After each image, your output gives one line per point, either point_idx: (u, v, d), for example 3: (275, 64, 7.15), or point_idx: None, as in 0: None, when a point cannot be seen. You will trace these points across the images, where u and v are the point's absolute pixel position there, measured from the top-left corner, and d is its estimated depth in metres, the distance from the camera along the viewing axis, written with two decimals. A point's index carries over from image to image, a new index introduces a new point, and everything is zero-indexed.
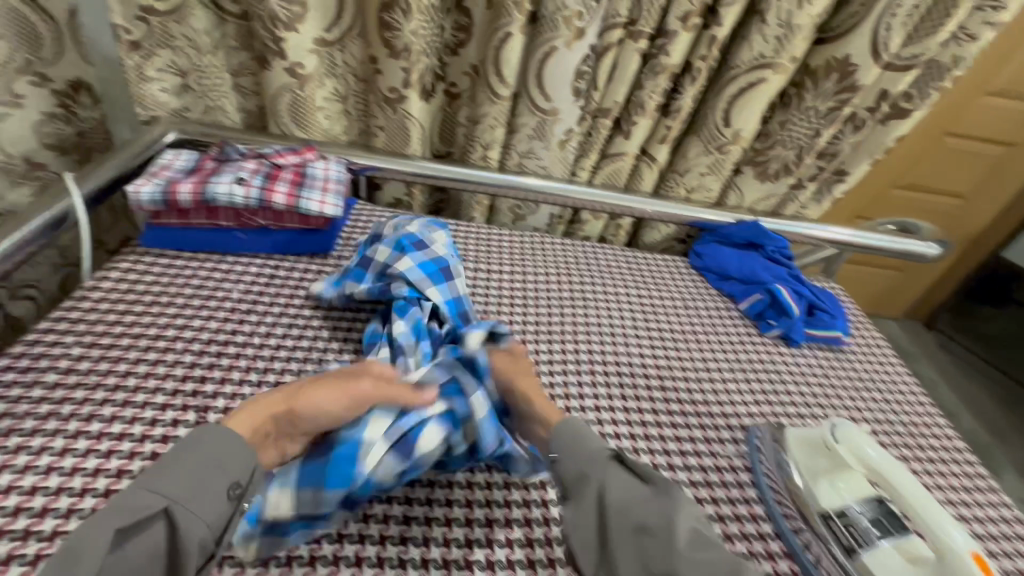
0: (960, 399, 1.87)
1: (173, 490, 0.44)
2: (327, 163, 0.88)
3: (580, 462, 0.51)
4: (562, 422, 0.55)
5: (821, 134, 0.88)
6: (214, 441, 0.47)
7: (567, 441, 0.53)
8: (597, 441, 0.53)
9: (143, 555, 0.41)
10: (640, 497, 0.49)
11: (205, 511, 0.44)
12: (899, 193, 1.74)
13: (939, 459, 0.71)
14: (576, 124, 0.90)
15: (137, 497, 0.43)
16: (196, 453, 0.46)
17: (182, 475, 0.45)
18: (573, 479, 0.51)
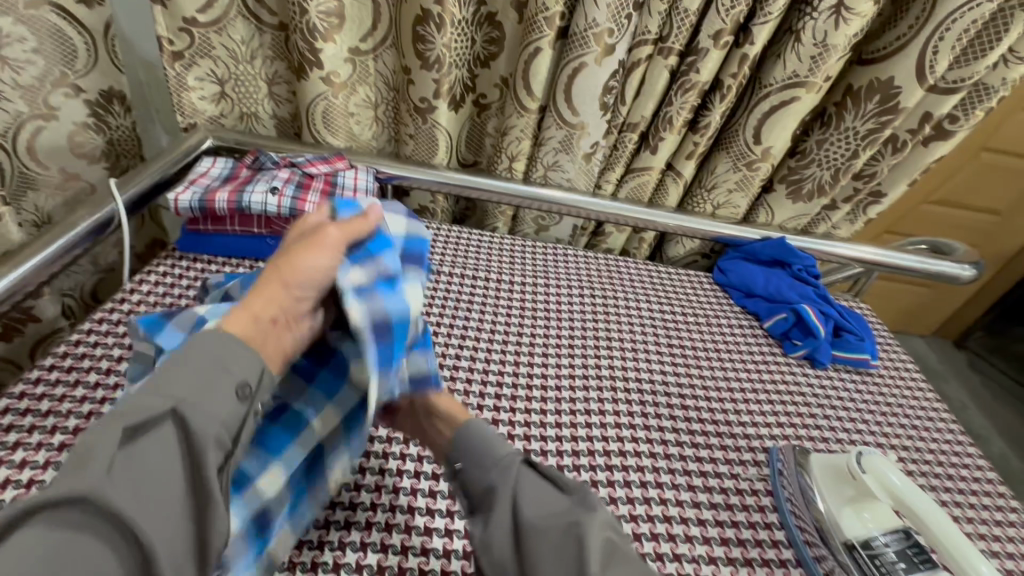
0: (991, 422, 1.81)
1: (180, 391, 0.39)
2: (357, 173, 0.90)
3: (487, 470, 0.48)
4: (464, 425, 0.51)
5: (859, 155, 0.86)
6: (217, 344, 0.42)
7: (467, 446, 0.50)
8: (503, 445, 0.50)
9: (156, 456, 0.36)
10: (555, 509, 0.45)
11: (218, 412, 0.39)
12: (931, 208, 1.70)
13: (969, 489, 0.69)
14: (603, 138, 0.91)
15: (144, 400, 0.38)
16: (194, 357, 0.41)
17: (188, 378, 0.40)
18: (478, 490, 0.48)
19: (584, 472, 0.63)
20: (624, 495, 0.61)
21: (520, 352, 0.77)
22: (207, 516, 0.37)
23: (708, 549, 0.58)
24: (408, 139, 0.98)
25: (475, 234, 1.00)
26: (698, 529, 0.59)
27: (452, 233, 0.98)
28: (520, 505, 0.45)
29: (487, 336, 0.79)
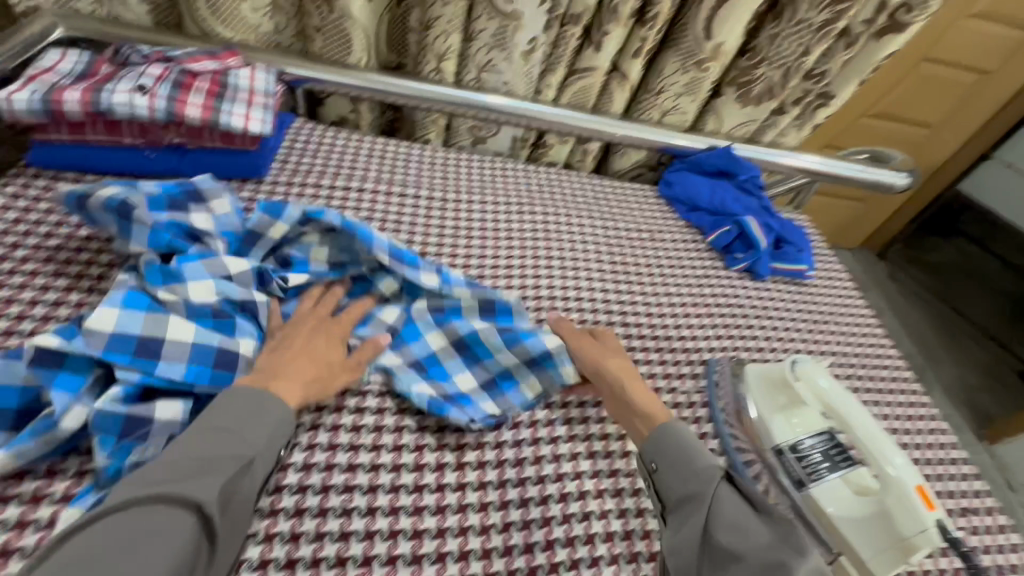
0: (902, 325, 1.98)
1: (251, 441, 0.45)
2: (253, 71, 0.75)
3: (688, 479, 0.49)
4: (671, 428, 0.52)
5: (810, 52, 0.81)
6: (277, 406, 0.47)
7: (667, 446, 0.51)
8: (701, 456, 0.50)
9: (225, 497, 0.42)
10: (750, 535, 0.44)
11: (271, 465, 0.46)
12: (872, 121, 1.71)
13: (886, 389, 0.73)
14: (542, 33, 0.80)
15: (200, 441, 0.43)
16: (265, 412, 0.47)
17: (243, 427, 0.45)
18: (681, 498, 0.48)
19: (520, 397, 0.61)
20: (561, 416, 0.61)
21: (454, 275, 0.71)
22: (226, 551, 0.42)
23: None
24: (314, 33, 0.82)
25: (403, 145, 0.89)
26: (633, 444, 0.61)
27: (376, 145, 0.87)
28: (718, 525, 0.45)
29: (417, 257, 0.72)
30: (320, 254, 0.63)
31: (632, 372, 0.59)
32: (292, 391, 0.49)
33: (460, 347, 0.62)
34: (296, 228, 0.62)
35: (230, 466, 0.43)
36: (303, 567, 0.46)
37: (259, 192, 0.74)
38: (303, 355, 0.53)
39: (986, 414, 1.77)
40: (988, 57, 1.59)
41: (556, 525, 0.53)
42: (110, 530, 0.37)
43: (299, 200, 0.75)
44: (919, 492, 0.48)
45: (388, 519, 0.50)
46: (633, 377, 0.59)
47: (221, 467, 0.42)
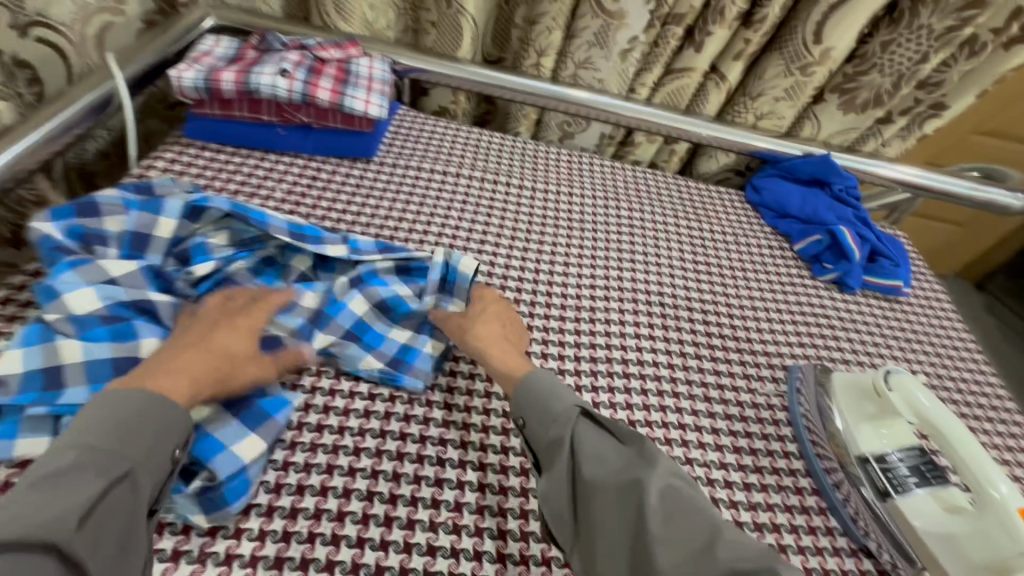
0: (998, 362, 1.82)
1: (127, 453, 0.40)
2: (372, 61, 0.82)
3: (550, 424, 0.49)
4: (526, 379, 0.52)
5: (928, 60, 0.78)
6: (156, 403, 0.43)
7: (530, 398, 0.51)
8: (565, 397, 0.50)
9: (110, 516, 0.37)
10: (613, 463, 0.46)
11: (158, 476, 0.41)
12: (984, 139, 1.58)
13: (985, 416, 0.69)
14: (643, 32, 0.82)
15: (60, 459, 0.38)
16: (136, 413, 0.42)
17: (118, 430, 0.41)
18: (546, 443, 0.49)
19: (602, 377, 0.63)
20: (639, 401, 0.62)
21: (543, 262, 0.75)
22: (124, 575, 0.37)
23: (720, 456, 0.58)
24: (429, 26, 0.89)
25: (497, 136, 0.94)
26: (711, 437, 0.60)
27: (472, 135, 0.93)
28: (580, 462, 0.47)
29: (507, 241, 0.77)
30: (219, 240, 0.62)
31: (509, 339, 0.60)
32: (180, 386, 0.45)
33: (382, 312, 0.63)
34: (184, 223, 0.61)
35: (95, 486, 0.37)
36: (402, 504, 0.51)
37: (368, 171, 0.80)
38: (203, 347, 0.49)
39: None
40: None
41: None
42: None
43: (403, 181, 0.81)
44: (1021, 514, 0.46)
45: (476, 473, 0.54)
46: (512, 351, 0.58)
47: (86, 485, 0.37)
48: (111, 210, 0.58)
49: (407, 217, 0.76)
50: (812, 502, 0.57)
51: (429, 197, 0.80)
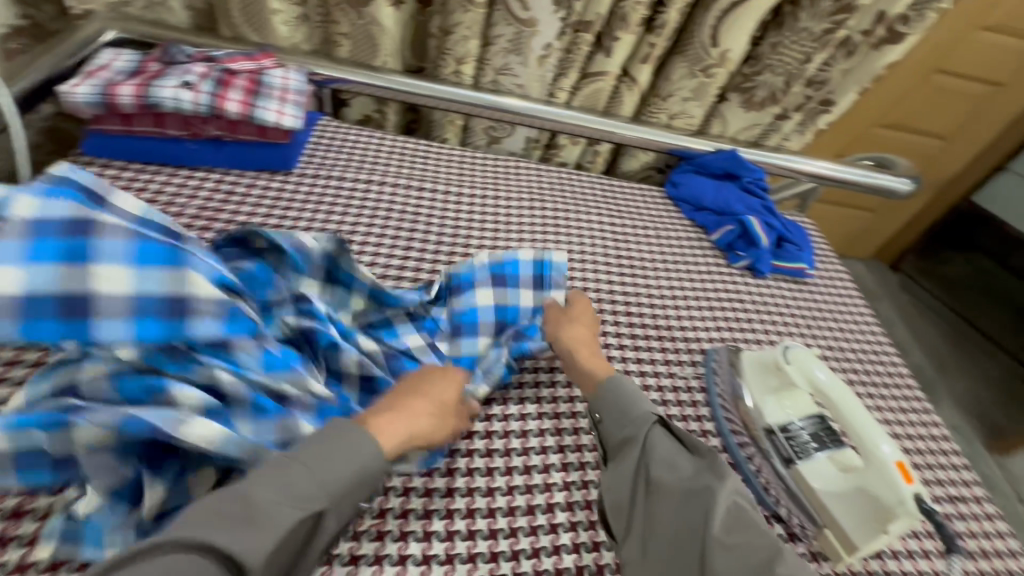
0: (912, 335, 1.98)
1: (324, 496, 0.44)
2: (286, 71, 0.81)
3: (625, 425, 0.55)
4: (610, 379, 0.58)
5: (812, 59, 0.85)
6: (369, 451, 0.46)
7: (612, 399, 0.56)
8: (641, 404, 0.56)
9: (288, 543, 0.43)
10: (683, 469, 0.51)
11: (336, 518, 0.46)
12: (882, 131, 1.73)
13: (881, 382, 0.75)
14: (556, 39, 0.85)
15: (279, 480, 0.43)
16: (353, 455, 0.46)
17: (325, 470, 0.44)
18: (618, 442, 0.55)
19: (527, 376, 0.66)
20: (564, 395, 0.66)
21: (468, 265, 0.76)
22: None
23: None
24: (341, 39, 0.88)
25: (423, 144, 0.94)
26: None
27: (398, 144, 0.93)
28: (651, 463, 0.52)
29: (433, 248, 0.78)
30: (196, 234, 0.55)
31: (586, 327, 0.66)
32: (390, 435, 0.49)
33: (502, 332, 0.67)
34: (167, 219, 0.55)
35: (295, 517, 0.42)
36: None
37: (287, 182, 0.79)
38: (417, 395, 0.53)
39: (995, 425, 1.76)
40: (1000, 70, 1.60)
41: (556, 491, 0.58)
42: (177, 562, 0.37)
43: (325, 192, 0.80)
44: (898, 468, 0.50)
45: (402, 479, 0.56)
46: (590, 342, 0.64)
47: (282, 519, 0.41)
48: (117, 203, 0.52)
49: (329, 228, 0.75)
50: None
51: (353, 207, 0.79)
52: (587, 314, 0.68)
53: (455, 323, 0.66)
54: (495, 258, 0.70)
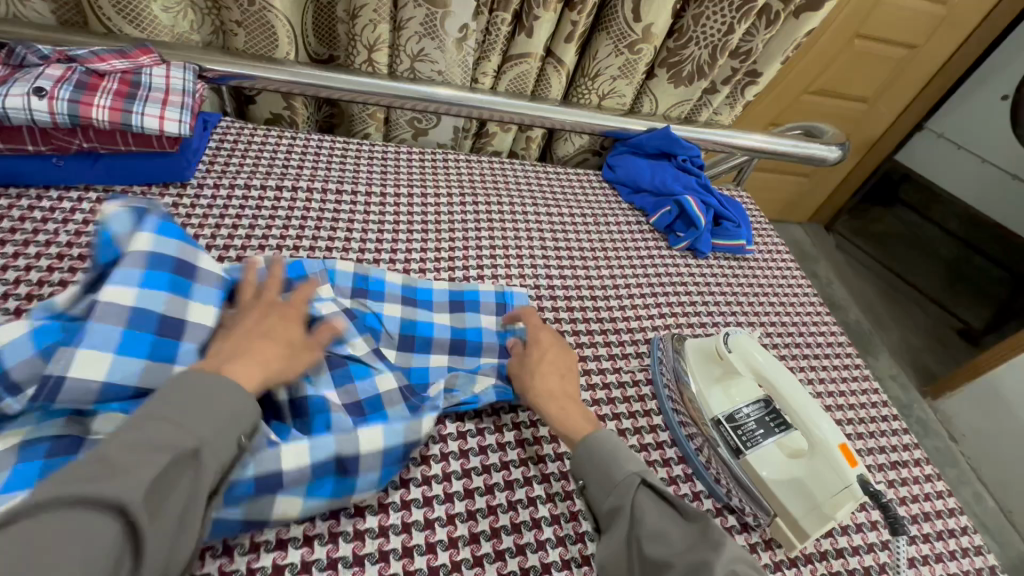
0: (849, 293, 2.07)
1: (193, 430, 0.38)
2: (168, 69, 0.71)
3: (609, 493, 0.48)
4: (586, 438, 0.51)
5: (734, 30, 0.82)
6: (231, 387, 0.42)
7: (590, 461, 0.50)
8: (622, 465, 0.48)
9: (174, 489, 0.36)
10: (672, 535, 0.43)
11: (222, 458, 0.39)
12: (810, 98, 1.76)
13: (822, 354, 0.76)
14: (472, 19, 0.78)
15: (137, 431, 0.36)
16: (204, 395, 0.40)
17: (188, 412, 0.39)
18: (606, 513, 0.47)
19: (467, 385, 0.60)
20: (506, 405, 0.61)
21: (395, 271, 0.70)
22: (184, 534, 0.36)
23: None
24: (235, 27, 0.79)
25: (339, 141, 0.86)
26: None
27: (311, 143, 0.85)
28: (641, 539, 0.44)
29: (355, 255, 0.71)
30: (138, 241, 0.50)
31: (565, 367, 0.59)
32: (247, 374, 0.44)
33: (458, 351, 0.63)
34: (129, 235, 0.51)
35: (164, 457, 0.36)
36: None
37: (184, 196, 0.71)
38: (261, 334, 0.48)
39: (928, 370, 1.88)
40: (913, 33, 1.67)
41: (502, 512, 0.53)
42: (43, 528, 0.30)
43: (228, 204, 0.72)
44: (842, 451, 0.50)
45: (326, 523, 0.49)
46: (570, 396, 0.57)
47: (160, 455, 0.35)
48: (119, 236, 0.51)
49: (234, 244, 0.68)
50: (679, 471, 0.58)
51: (262, 217, 0.72)
52: (566, 360, 0.60)
53: (406, 334, 0.62)
54: (456, 287, 0.68)
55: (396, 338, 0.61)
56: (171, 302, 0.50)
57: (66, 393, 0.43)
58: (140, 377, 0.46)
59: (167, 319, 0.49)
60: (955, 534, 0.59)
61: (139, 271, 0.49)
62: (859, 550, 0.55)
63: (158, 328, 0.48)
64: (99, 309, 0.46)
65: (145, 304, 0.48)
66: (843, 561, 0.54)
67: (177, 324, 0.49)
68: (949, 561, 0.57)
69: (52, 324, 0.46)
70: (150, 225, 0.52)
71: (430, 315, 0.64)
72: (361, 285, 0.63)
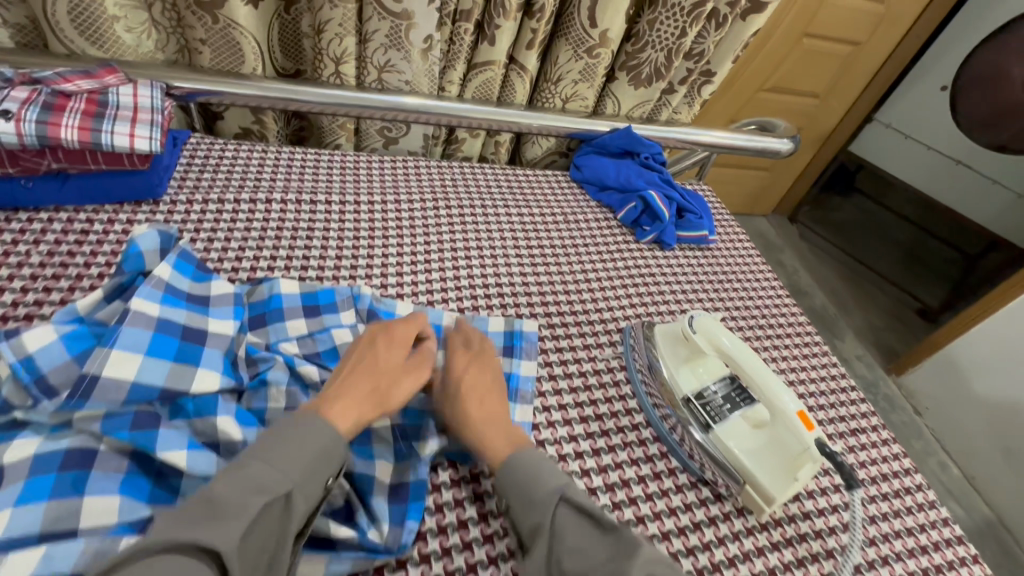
0: (813, 279, 2.16)
1: (286, 475, 0.42)
2: (136, 88, 0.71)
3: (531, 511, 0.47)
4: (510, 459, 0.50)
5: (686, 33, 0.87)
6: (324, 431, 0.45)
7: (516, 483, 0.49)
8: (544, 481, 0.48)
9: (264, 531, 0.40)
10: (597, 547, 0.43)
11: (312, 500, 0.43)
12: (766, 95, 1.85)
13: (785, 334, 0.80)
14: (436, 30, 0.81)
15: (236, 477, 0.41)
16: (302, 435, 0.45)
17: (287, 444, 0.44)
18: (530, 532, 0.47)
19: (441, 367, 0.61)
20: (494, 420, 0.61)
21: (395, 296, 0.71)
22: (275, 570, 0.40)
23: (570, 430, 0.61)
24: (199, 45, 0.79)
25: (311, 152, 0.88)
26: (559, 413, 0.63)
27: (283, 155, 0.86)
28: (563, 556, 0.43)
29: (333, 262, 0.72)
30: (162, 266, 0.55)
31: (484, 388, 0.57)
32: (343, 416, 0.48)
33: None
34: (155, 258, 0.56)
35: (256, 503, 0.39)
36: None
37: (157, 212, 0.72)
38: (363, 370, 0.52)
39: (890, 348, 1.97)
40: (855, 31, 1.76)
41: (488, 499, 0.56)
42: (159, 563, 0.35)
43: (202, 218, 0.73)
44: (800, 416, 0.53)
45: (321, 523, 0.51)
46: (495, 420, 0.55)
47: (247, 504, 0.39)
48: (149, 257, 0.55)
49: (212, 256, 0.69)
50: (654, 449, 0.62)
51: (237, 230, 0.72)
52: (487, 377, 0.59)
53: None
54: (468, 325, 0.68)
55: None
56: (191, 317, 0.55)
57: (100, 391, 0.46)
58: (165, 376, 0.49)
59: (190, 328, 0.54)
60: (911, 491, 0.64)
61: (161, 292, 0.54)
62: (823, 511, 0.59)
63: (183, 334, 0.53)
64: (130, 318, 0.50)
65: (171, 317, 0.53)
66: (810, 522, 0.58)
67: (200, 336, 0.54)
68: (906, 516, 0.61)
69: (82, 329, 0.50)
70: (172, 259, 0.57)
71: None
72: (373, 311, 0.65)
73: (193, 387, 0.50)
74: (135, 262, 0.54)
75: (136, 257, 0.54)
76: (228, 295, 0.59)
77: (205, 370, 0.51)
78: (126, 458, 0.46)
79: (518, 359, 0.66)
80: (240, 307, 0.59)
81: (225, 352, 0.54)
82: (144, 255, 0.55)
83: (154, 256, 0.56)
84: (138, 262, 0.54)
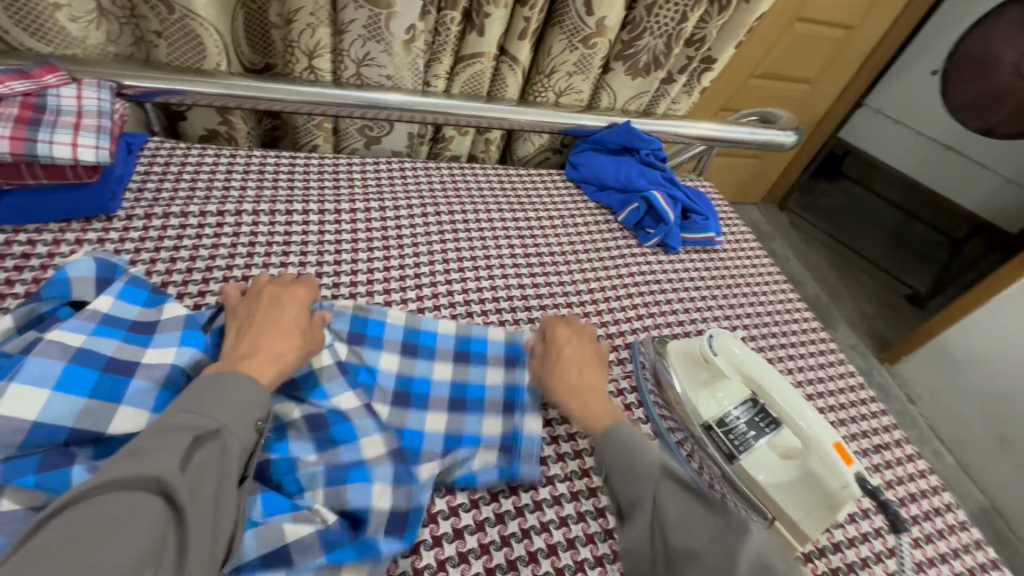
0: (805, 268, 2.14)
1: (210, 415, 0.40)
2: (80, 89, 0.63)
3: (630, 482, 0.47)
4: (611, 428, 0.51)
5: (688, 18, 0.82)
6: (246, 380, 0.44)
7: (612, 449, 0.49)
8: (647, 453, 0.48)
9: (209, 467, 0.38)
10: (701, 521, 0.43)
11: (246, 439, 0.42)
12: (758, 82, 1.80)
13: (800, 342, 0.76)
14: (419, 19, 0.74)
15: (164, 421, 0.39)
16: (218, 384, 0.43)
17: (208, 394, 0.42)
18: (630, 502, 0.46)
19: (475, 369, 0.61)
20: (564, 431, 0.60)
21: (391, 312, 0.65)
22: (224, 504, 0.38)
23: None
24: (155, 37, 0.71)
25: (284, 155, 0.80)
26: (567, 445, 0.59)
27: (254, 159, 0.78)
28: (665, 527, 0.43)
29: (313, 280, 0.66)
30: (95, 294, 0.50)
31: (585, 361, 0.59)
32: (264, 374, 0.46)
33: (459, 410, 0.57)
34: (85, 283, 0.51)
35: (186, 440, 0.38)
36: None
37: (111, 230, 0.64)
38: (273, 330, 0.50)
39: (884, 337, 1.96)
40: (849, 15, 1.72)
41: (496, 550, 0.50)
42: (106, 501, 0.33)
43: (163, 235, 0.65)
44: (836, 449, 0.49)
45: None
46: (592, 389, 0.57)
47: (178, 440, 0.38)
48: (77, 282, 0.51)
49: (174, 279, 0.62)
50: None
51: (204, 248, 0.65)
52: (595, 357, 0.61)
53: (404, 389, 0.57)
54: (464, 340, 0.63)
55: (391, 395, 0.56)
56: (123, 347, 0.48)
57: None
58: (76, 415, 0.42)
59: (119, 359, 0.47)
60: (941, 512, 0.60)
61: (94, 323, 0.48)
62: (855, 541, 0.55)
63: (106, 366, 0.46)
64: (42, 346, 0.44)
65: (97, 347, 0.46)
66: (841, 555, 0.54)
67: (133, 366, 0.47)
68: (938, 541, 0.57)
69: None
70: (117, 288, 0.51)
71: (430, 366, 0.60)
72: (357, 329, 0.59)
73: (110, 427, 0.43)
74: (60, 288, 0.50)
75: (64, 285, 0.50)
76: (176, 317, 0.52)
77: (128, 406, 0.44)
78: (35, 516, 0.40)
79: (519, 367, 0.61)
80: (192, 329, 0.51)
81: (163, 384, 0.47)
82: (72, 280, 0.51)
83: (85, 281, 0.51)
84: (63, 290, 0.50)
